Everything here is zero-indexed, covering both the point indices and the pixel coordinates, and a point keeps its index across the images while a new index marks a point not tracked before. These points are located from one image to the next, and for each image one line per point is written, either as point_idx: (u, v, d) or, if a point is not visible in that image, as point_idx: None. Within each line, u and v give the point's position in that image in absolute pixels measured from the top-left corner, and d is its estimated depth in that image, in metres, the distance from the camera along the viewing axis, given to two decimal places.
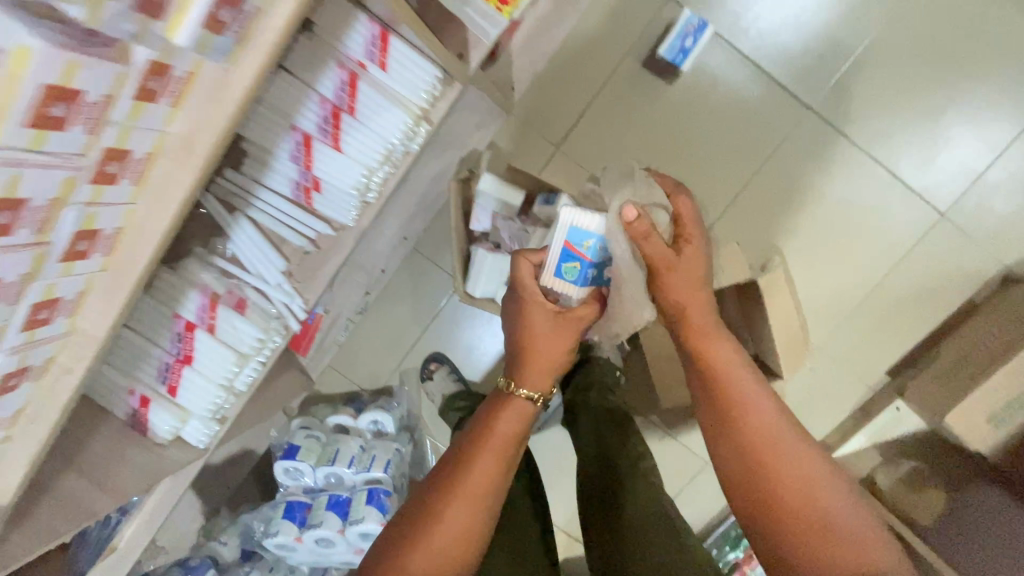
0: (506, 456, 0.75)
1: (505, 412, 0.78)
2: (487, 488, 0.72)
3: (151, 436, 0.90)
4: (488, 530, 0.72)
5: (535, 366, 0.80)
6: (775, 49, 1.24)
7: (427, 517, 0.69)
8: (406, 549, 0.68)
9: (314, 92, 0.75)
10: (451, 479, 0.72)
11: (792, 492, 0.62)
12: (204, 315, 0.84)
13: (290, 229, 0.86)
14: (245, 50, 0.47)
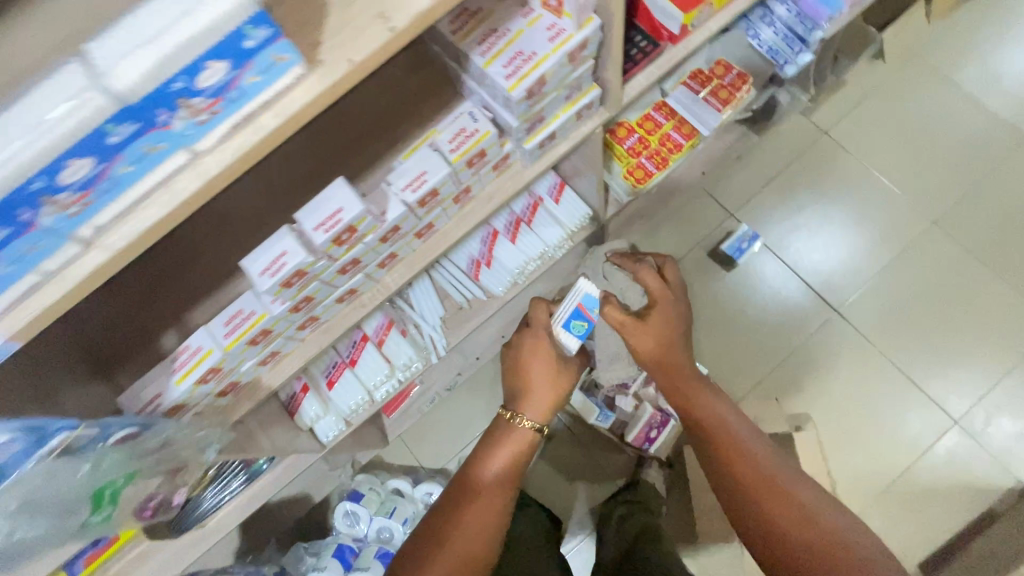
0: (505, 478, 0.92)
1: (509, 434, 0.96)
2: (497, 495, 0.89)
3: (296, 419, 1.12)
4: (494, 540, 0.86)
5: (533, 397, 0.98)
6: (812, 265, 1.64)
7: (443, 526, 0.86)
8: (438, 543, 0.84)
9: (508, 208, 1.18)
10: (467, 493, 0.90)
11: (772, 485, 0.83)
12: (380, 331, 1.16)
13: (456, 290, 1.22)
14: (544, 157, 0.82)
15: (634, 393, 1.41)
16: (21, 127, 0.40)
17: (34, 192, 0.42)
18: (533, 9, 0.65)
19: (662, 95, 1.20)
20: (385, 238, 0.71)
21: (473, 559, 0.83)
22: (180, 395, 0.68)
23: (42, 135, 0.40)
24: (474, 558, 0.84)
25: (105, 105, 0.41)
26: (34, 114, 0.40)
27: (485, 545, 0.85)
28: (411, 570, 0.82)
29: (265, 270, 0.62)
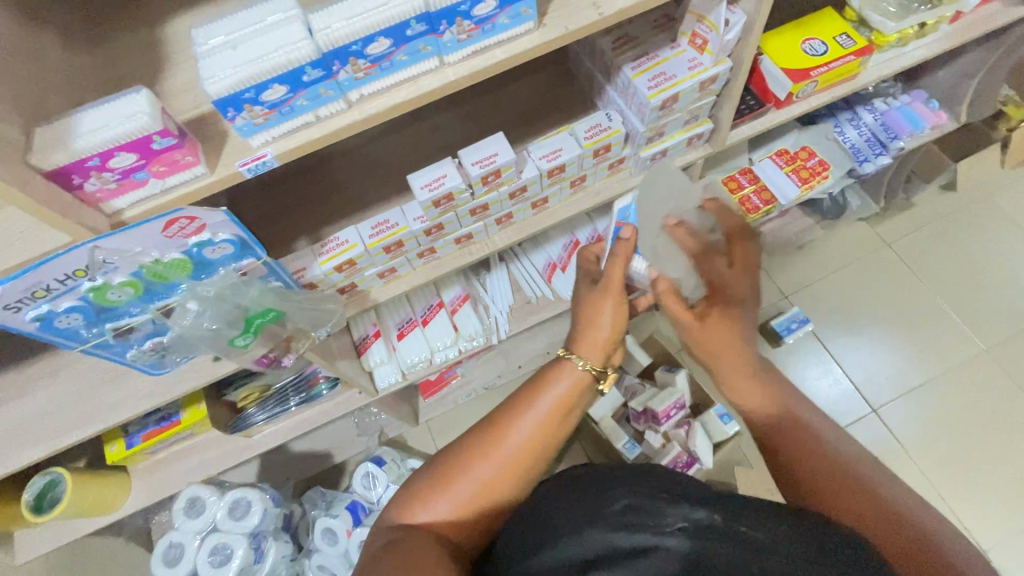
0: (555, 417, 0.69)
1: (563, 377, 0.73)
2: (531, 448, 0.66)
3: (362, 358, 1.22)
4: (525, 486, 0.66)
5: (590, 341, 0.78)
6: (859, 362, 1.65)
7: (466, 449, 0.65)
8: (439, 487, 0.63)
9: (593, 225, 1.31)
10: (494, 430, 0.66)
11: (851, 474, 0.58)
12: (455, 303, 1.28)
13: (528, 285, 1.34)
14: (650, 170, 0.97)
15: (664, 431, 1.45)
16: (357, 8, 0.52)
17: (345, 54, 0.53)
18: (679, 45, 0.82)
19: (750, 162, 1.36)
20: (514, 194, 0.87)
21: (493, 502, 0.64)
22: (319, 275, 0.82)
23: (372, 18, 0.52)
24: (495, 501, 0.64)
25: (422, 10, 0.52)
26: (368, 3, 0.52)
27: (512, 489, 0.65)
28: (419, 489, 0.64)
29: (426, 185, 0.78)
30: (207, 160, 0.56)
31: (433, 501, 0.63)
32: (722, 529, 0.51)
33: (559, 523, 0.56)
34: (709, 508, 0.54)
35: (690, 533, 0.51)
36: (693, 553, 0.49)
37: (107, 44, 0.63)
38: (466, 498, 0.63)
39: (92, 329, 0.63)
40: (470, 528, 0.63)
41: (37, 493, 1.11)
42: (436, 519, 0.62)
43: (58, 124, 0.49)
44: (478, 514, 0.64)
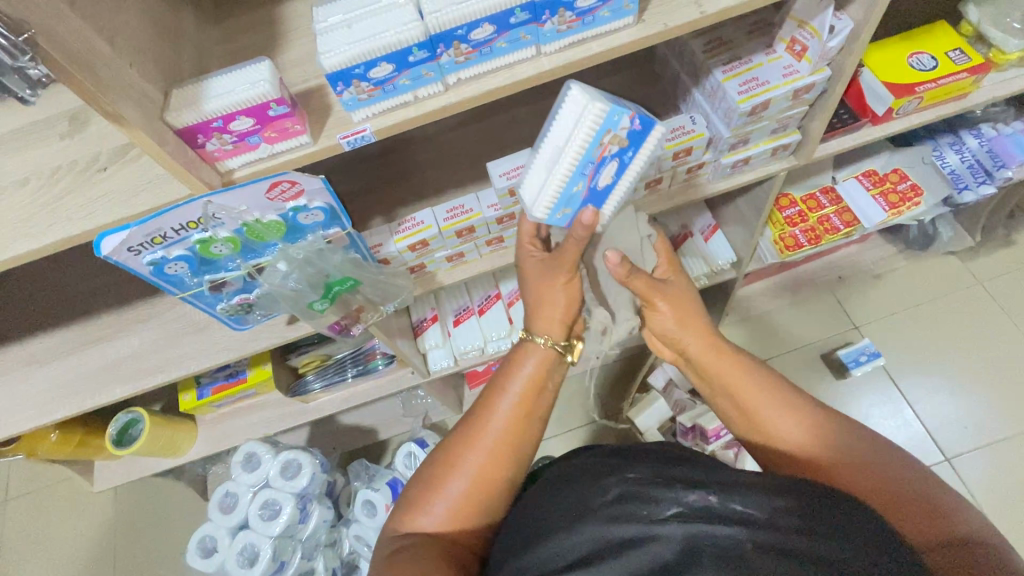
0: (528, 402, 0.67)
1: (523, 357, 0.69)
2: (509, 434, 0.65)
3: (418, 340, 1.26)
4: (512, 474, 0.65)
5: (539, 317, 0.71)
6: (933, 405, 1.53)
7: (444, 455, 0.65)
8: (430, 495, 0.64)
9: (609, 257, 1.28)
10: (469, 428, 0.66)
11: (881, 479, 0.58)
12: (512, 296, 1.29)
13: None
14: (726, 180, 0.95)
15: (711, 450, 1.40)
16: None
17: (449, 38, 0.55)
18: (775, 50, 0.80)
19: (834, 181, 1.30)
20: None
21: (489, 487, 0.64)
22: (393, 252, 0.85)
23: (480, 4, 0.53)
24: (488, 493, 0.64)
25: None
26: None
27: (501, 479, 0.64)
28: (416, 494, 0.65)
29: (504, 173, 0.80)
30: (311, 131, 0.60)
31: (426, 507, 0.64)
32: (716, 511, 0.50)
33: (552, 518, 0.57)
34: (703, 488, 0.53)
35: (682, 517, 0.50)
36: (684, 534, 0.48)
37: (233, 20, 0.68)
38: (460, 497, 0.63)
39: (194, 278, 0.68)
40: (470, 524, 0.64)
41: (119, 428, 1.21)
42: (435, 523, 0.63)
43: (191, 88, 0.54)
44: (473, 511, 0.64)
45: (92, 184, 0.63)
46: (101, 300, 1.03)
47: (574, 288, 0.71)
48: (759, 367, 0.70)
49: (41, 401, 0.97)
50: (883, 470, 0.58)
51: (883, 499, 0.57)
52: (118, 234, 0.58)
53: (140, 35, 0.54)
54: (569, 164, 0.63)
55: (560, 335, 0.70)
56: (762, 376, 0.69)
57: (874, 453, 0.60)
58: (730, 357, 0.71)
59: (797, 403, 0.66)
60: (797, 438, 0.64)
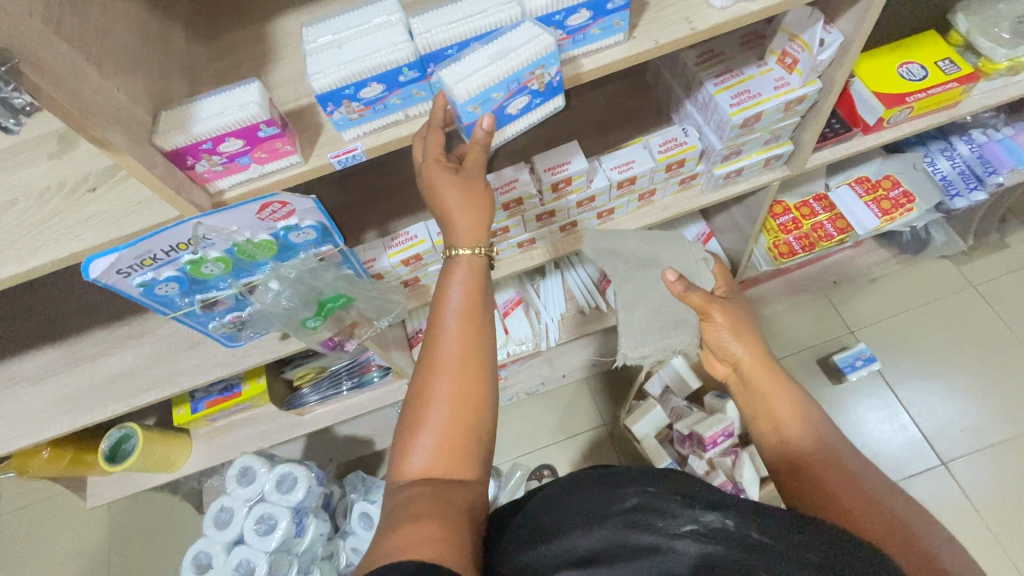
0: (475, 306, 0.61)
1: (450, 275, 0.62)
2: (466, 346, 0.60)
3: (413, 351, 1.25)
4: (490, 390, 0.60)
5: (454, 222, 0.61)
6: (928, 409, 1.54)
7: (413, 397, 0.59)
8: (411, 437, 0.58)
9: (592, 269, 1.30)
10: (425, 355, 0.60)
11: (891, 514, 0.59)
12: (507, 306, 1.30)
13: (582, 295, 1.30)
14: (719, 190, 0.95)
15: (708, 457, 1.40)
16: (455, 15, 0.55)
17: (440, 58, 0.55)
18: (766, 63, 0.80)
19: (827, 188, 1.30)
20: (580, 203, 0.87)
21: (472, 408, 0.58)
22: (387, 267, 0.85)
23: (470, 24, 0.54)
24: (470, 418, 0.58)
25: (516, 19, 0.55)
26: (468, 11, 0.55)
27: (479, 398, 0.59)
28: (400, 442, 0.59)
29: (498, 188, 0.80)
30: (302, 150, 0.60)
31: (414, 452, 0.57)
32: (732, 534, 0.50)
33: (564, 519, 0.56)
34: (720, 511, 0.53)
35: (699, 536, 0.50)
36: (702, 554, 0.49)
37: (224, 39, 0.68)
38: (443, 427, 0.57)
39: (184, 298, 0.68)
40: (465, 460, 0.58)
41: (113, 444, 1.20)
42: (425, 465, 0.57)
43: (180, 110, 0.54)
44: (462, 445, 0.58)
45: (82, 206, 0.62)
46: (94, 316, 1.03)
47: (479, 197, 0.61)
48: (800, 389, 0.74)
49: (33, 420, 0.96)
50: (885, 500, 0.60)
51: (881, 523, 0.58)
52: (107, 256, 0.58)
53: (128, 58, 0.54)
54: (498, 69, 0.54)
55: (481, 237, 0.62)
56: (795, 393, 0.74)
57: (867, 473, 0.64)
58: (774, 373, 0.75)
59: (818, 417, 0.71)
60: (808, 445, 0.68)
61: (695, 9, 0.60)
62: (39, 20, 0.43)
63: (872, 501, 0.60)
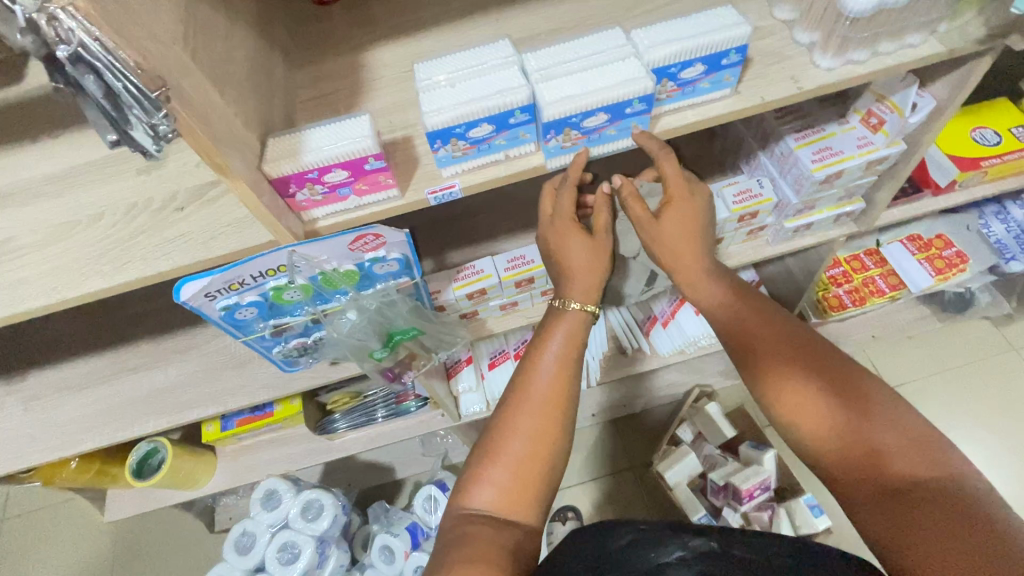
0: (569, 360, 0.67)
1: (553, 331, 0.69)
2: (558, 392, 0.65)
3: (453, 381, 1.23)
4: (566, 436, 0.64)
5: (576, 279, 0.69)
6: None
7: (492, 434, 0.63)
8: (485, 462, 0.61)
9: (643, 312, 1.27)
10: (517, 392, 0.65)
11: (945, 498, 0.50)
12: None
13: (624, 333, 1.27)
14: (782, 243, 0.94)
15: (744, 511, 1.35)
16: (582, 85, 0.55)
17: (563, 125, 0.56)
18: (849, 121, 0.79)
19: (877, 244, 1.29)
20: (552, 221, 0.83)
21: (550, 448, 0.62)
22: (451, 299, 0.84)
23: (597, 96, 0.54)
24: (545, 455, 0.62)
25: (648, 92, 0.54)
26: (599, 82, 0.55)
27: (558, 440, 0.63)
28: (470, 473, 0.62)
29: None
30: (399, 184, 0.59)
31: (482, 483, 0.60)
32: (717, 553, 0.58)
33: (570, 563, 0.60)
34: (705, 536, 0.61)
35: (686, 560, 0.57)
36: (690, 569, 0.56)
37: (319, 64, 0.68)
38: (517, 461, 0.61)
39: (261, 322, 0.68)
40: (529, 501, 0.60)
41: (139, 458, 1.17)
42: (495, 498, 0.60)
43: (290, 138, 0.54)
44: (529, 486, 0.61)
45: (169, 225, 0.61)
46: (141, 328, 1.01)
47: (599, 259, 0.69)
48: (805, 337, 0.64)
49: (72, 430, 0.94)
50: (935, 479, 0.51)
51: (933, 513, 0.49)
52: (199, 280, 0.59)
53: (242, 83, 0.53)
54: (591, 73, 0.55)
55: (594, 296, 0.70)
56: (804, 344, 0.63)
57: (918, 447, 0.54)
58: (767, 319, 0.66)
59: (835, 367, 0.60)
60: (838, 431, 0.57)
61: (801, 69, 0.61)
62: (180, 47, 0.43)
63: (917, 491, 0.51)
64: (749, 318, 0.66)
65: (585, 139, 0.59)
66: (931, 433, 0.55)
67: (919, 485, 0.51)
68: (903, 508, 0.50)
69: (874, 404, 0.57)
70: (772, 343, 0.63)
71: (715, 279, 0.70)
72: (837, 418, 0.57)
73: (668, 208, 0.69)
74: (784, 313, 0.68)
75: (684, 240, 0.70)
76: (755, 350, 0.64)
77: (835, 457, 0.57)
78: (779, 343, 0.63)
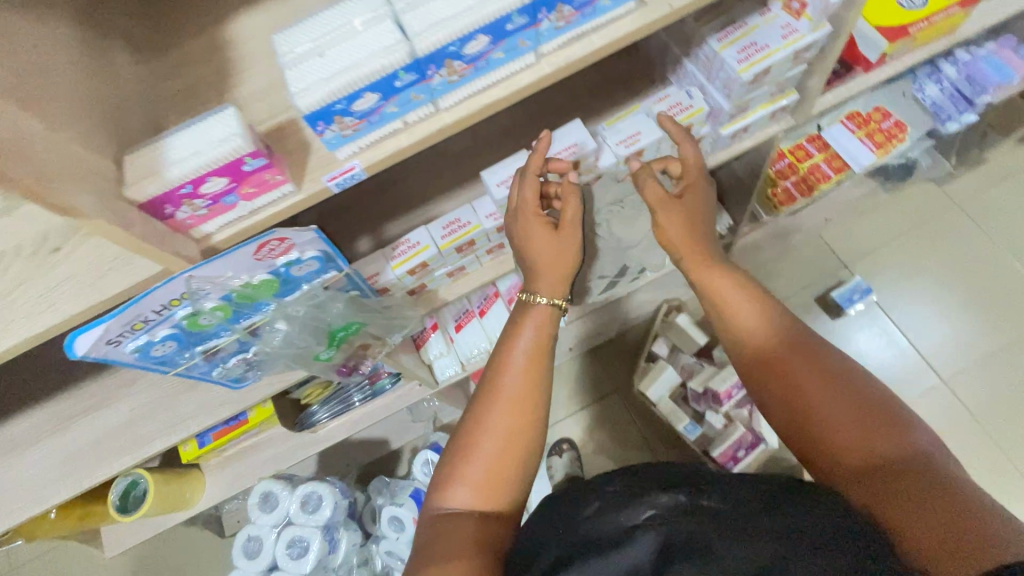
0: (539, 354, 0.68)
1: (523, 327, 0.69)
2: (528, 387, 0.64)
3: (424, 349, 1.22)
4: (541, 427, 0.63)
5: (542, 275, 0.71)
6: (933, 331, 1.56)
7: (464, 431, 0.62)
8: (456, 461, 0.61)
9: None
10: (486, 389, 0.65)
11: (856, 408, 0.59)
12: (512, 293, 1.26)
13: None
14: (722, 150, 0.91)
15: (725, 411, 1.42)
16: (451, 9, 0.47)
17: (441, 57, 0.48)
18: (771, 10, 0.74)
19: (818, 129, 1.27)
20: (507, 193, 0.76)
21: (522, 446, 0.61)
22: (392, 279, 0.79)
23: (470, 16, 0.47)
24: (519, 449, 0.61)
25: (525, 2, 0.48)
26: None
27: (532, 433, 0.62)
28: (442, 473, 0.61)
29: (501, 183, 0.75)
30: (294, 175, 0.53)
31: (460, 478, 0.60)
32: (684, 505, 0.61)
33: (544, 539, 0.62)
34: (673, 495, 0.64)
35: (655, 520, 0.59)
36: (656, 532, 0.56)
37: (172, 48, 0.58)
38: (490, 458, 0.60)
39: (184, 353, 0.63)
40: (504, 493, 0.60)
41: (121, 493, 1.14)
42: (468, 495, 0.59)
43: (148, 151, 0.47)
44: (501, 480, 0.60)
45: (48, 270, 0.54)
46: (78, 369, 0.95)
47: (565, 253, 0.70)
48: (743, 279, 0.73)
49: (33, 488, 0.89)
50: (847, 390, 0.60)
51: (842, 415, 0.58)
52: (94, 329, 0.53)
53: (72, 95, 0.45)
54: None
55: (561, 291, 0.71)
56: (741, 285, 0.71)
57: (835, 365, 0.63)
58: (712, 258, 0.74)
59: (771, 307, 0.69)
60: (769, 347, 0.66)
61: None
62: None
63: (834, 395, 0.60)
64: (695, 250, 0.74)
65: (472, 68, 0.52)
66: (845, 362, 0.63)
67: (835, 391, 0.60)
68: (821, 411, 0.60)
69: (801, 335, 0.66)
70: (714, 279, 0.72)
71: (674, 214, 0.74)
72: (767, 339, 0.67)
73: (682, 197, 0.75)
74: (726, 257, 0.75)
75: (689, 232, 0.75)
76: (777, 363, 0.64)
77: (769, 375, 0.64)
78: (721, 280, 0.72)
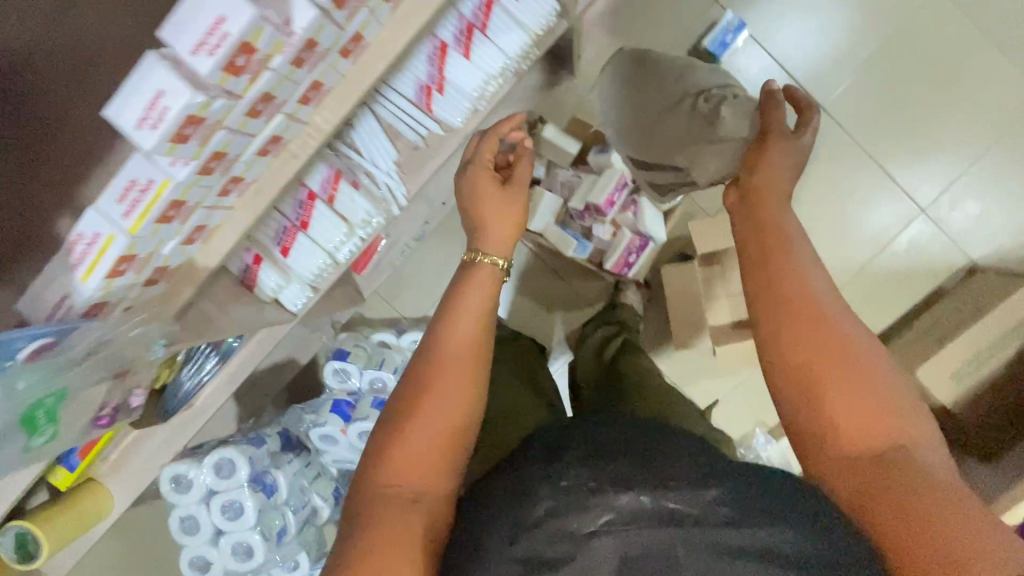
0: (481, 339, 0.81)
1: (466, 294, 0.83)
2: (468, 355, 0.79)
3: (258, 290, 1.01)
4: (478, 390, 0.78)
5: (490, 243, 0.88)
6: (804, 54, 1.46)
7: (415, 395, 0.76)
8: (406, 425, 0.74)
9: (409, 81, 1.01)
10: (432, 363, 0.78)
11: (847, 376, 0.70)
12: (328, 186, 1.00)
13: (407, 126, 1.05)
14: None
15: (611, 219, 1.36)
16: None
17: None
18: None
19: None
20: (182, 131, 0.60)
21: (466, 411, 0.76)
22: (96, 291, 0.69)
23: None
24: (461, 418, 0.76)
25: None
26: None
27: (472, 392, 0.77)
28: (388, 438, 0.73)
29: (142, 119, 0.58)
30: None
31: (412, 471, 0.71)
32: (650, 511, 0.60)
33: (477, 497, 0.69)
34: (633, 490, 0.62)
35: (612, 525, 0.60)
36: (613, 539, 0.59)
37: None
38: (439, 423, 0.74)
39: None
40: (447, 460, 0.73)
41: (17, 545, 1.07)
42: (416, 462, 0.72)
43: None
44: (446, 453, 0.73)
45: None
46: None
47: (510, 206, 0.90)
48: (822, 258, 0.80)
49: None
50: (858, 369, 0.70)
51: (834, 380, 0.70)
52: None
53: None
54: None
55: (503, 255, 0.88)
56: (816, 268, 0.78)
57: (868, 352, 0.71)
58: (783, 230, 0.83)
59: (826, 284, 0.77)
60: (804, 304, 0.75)
61: None
62: None
63: (836, 361, 0.71)
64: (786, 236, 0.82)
65: None
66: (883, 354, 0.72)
67: (846, 365, 0.70)
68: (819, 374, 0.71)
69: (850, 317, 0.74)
70: (773, 246, 0.81)
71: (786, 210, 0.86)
72: (808, 295, 0.75)
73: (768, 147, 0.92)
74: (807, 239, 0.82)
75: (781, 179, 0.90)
76: (794, 321, 0.74)
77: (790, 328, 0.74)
78: (785, 251, 0.80)
